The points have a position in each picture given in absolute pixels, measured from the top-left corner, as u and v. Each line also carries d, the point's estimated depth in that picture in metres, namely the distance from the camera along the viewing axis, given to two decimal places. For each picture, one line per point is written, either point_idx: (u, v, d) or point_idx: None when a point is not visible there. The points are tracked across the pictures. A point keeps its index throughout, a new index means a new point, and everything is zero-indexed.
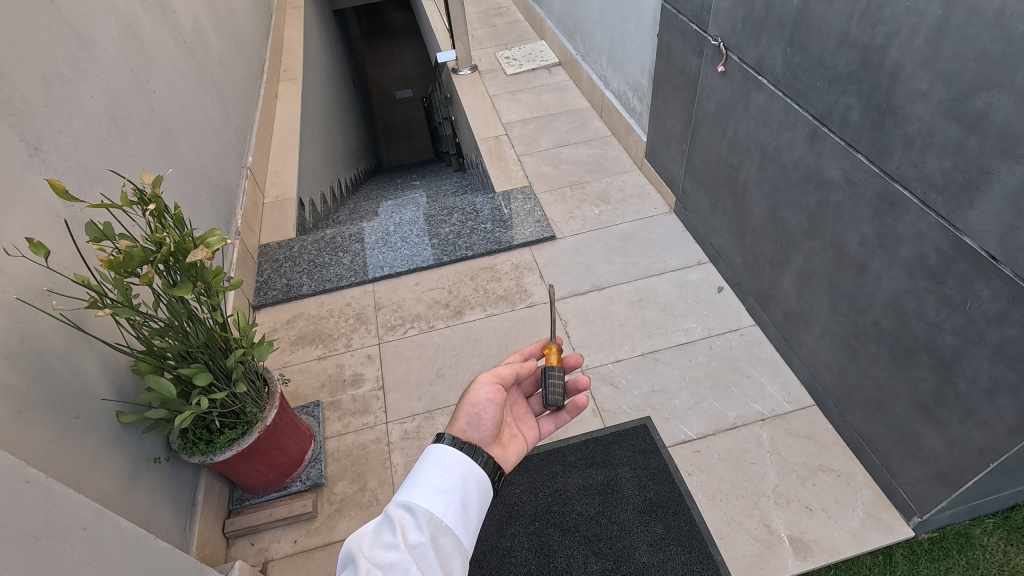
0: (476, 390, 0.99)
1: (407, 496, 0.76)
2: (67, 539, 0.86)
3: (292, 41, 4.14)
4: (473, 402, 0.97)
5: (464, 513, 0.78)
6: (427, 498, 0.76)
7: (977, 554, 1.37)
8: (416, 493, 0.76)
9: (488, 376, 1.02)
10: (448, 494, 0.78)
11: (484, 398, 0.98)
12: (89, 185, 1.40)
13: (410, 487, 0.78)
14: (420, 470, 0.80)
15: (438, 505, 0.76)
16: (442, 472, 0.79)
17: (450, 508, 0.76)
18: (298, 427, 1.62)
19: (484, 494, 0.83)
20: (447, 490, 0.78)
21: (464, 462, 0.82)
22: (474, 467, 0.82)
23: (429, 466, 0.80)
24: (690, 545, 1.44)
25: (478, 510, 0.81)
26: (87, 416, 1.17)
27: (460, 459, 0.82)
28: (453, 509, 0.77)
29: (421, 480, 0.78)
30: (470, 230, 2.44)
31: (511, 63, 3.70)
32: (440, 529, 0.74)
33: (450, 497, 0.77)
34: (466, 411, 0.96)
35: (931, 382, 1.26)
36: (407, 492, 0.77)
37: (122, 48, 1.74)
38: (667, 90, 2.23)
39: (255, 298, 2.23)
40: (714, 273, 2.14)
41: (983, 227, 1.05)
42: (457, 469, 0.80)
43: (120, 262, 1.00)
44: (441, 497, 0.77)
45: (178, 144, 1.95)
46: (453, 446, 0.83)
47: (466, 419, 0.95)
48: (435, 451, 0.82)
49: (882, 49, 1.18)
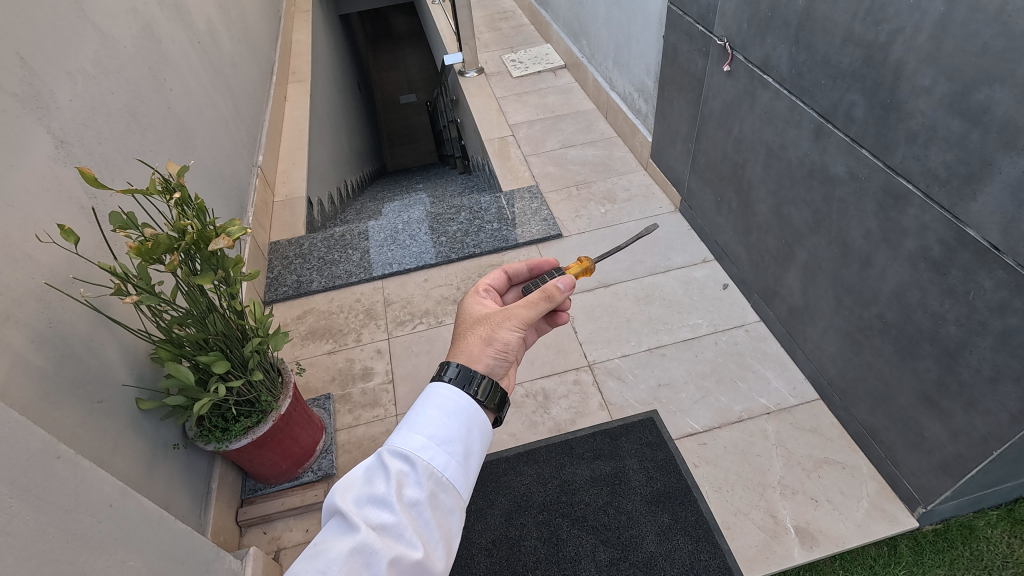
0: (505, 329, 0.94)
1: (405, 445, 0.75)
2: (95, 515, 0.89)
3: (300, 45, 4.19)
4: (502, 340, 0.93)
5: (464, 465, 0.77)
6: (425, 451, 0.75)
7: (980, 546, 1.39)
8: (413, 443, 0.75)
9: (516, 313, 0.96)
10: (448, 446, 0.77)
11: (512, 338, 0.95)
12: (111, 177, 1.43)
13: (408, 433, 0.77)
14: (419, 415, 0.79)
15: (437, 459, 0.75)
16: (443, 420, 0.78)
17: (450, 462, 0.76)
18: (310, 418, 1.64)
19: (484, 437, 0.82)
20: (447, 441, 0.77)
21: (464, 409, 0.81)
22: (475, 412, 0.82)
23: (430, 412, 0.79)
24: (697, 535, 1.45)
25: (479, 455, 0.81)
26: (109, 401, 1.20)
27: (460, 404, 0.81)
28: (454, 462, 0.76)
29: (420, 427, 0.77)
30: (477, 228, 2.47)
31: (517, 66, 3.75)
32: (438, 485, 0.74)
33: (451, 448, 0.77)
34: (492, 348, 0.92)
35: (935, 372, 1.28)
36: (404, 439, 0.76)
37: (141, 46, 1.78)
38: (673, 90, 2.27)
39: (266, 293, 2.26)
40: (719, 271, 2.17)
41: (986, 218, 1.07)
42: (458, 417, 0.80)
43: (148, 250, 1.03)
44: (441, 450, 0.76)
45: (192, 141, 1.99)
46: (454, 392, 0.82)
47: (493, 356, 0.92)
48: (437, 397, 0.81)
49: (885, 47, 1.21)
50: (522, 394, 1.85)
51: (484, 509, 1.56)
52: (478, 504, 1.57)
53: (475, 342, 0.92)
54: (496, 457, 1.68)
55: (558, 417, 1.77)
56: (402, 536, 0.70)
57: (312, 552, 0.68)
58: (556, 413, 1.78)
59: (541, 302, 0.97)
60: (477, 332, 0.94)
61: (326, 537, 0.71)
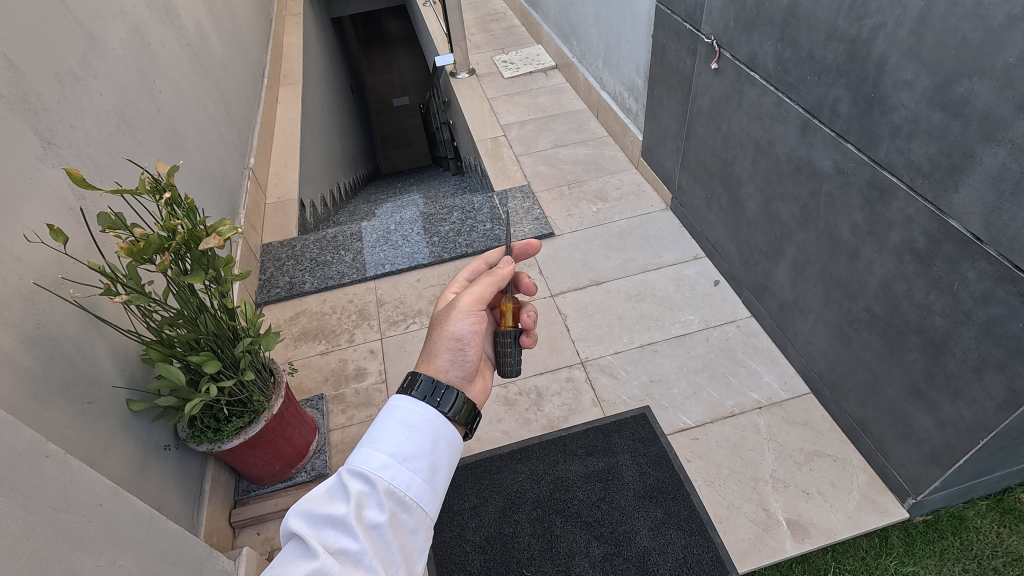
0: (455, 322, 0.95)
1: (365, 464, 0.73)
2: (85, 513, 0.89)
3: (291, 47, 4.19)
4: (455, 335, 0.95)
5: (430, 481, 0.76)
6: (386, 469, 0.73)
7: (970, 536, 1.41)
8: (374, 461, 0.74)
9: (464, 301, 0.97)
10: (411, 463, 0.75)
11: (465, 328, 0.95)
12: (100, 178, 1.44)
13: (368, 450, 0.75)
14: (380, 429, 0.77)
15: (399, 477, 0.73)
16: (407, 435, 0.77)
17: (414, 479, 0.74)
18: (303, 418, 1.64)
19: (453, 451, 0.81)
20: (410, 458, 0.75)
21: (430, 424, 0.79)
22: (444, 427, 0.80)
23: (391, 426, 0.77)
24: (690, 529, 1.46)
25: (446, 469, 0.79)
26: (99, 403, 1.20)
27: (426, 418, 0.79)
28: (418, 479, 0.75)
29: (382, 443, 0.76)
30: (470, 228, 2.48)
31: (508, 66, 3.77)
32: (400, 505, 0.73)
33: (415, 465, 0.75)
34: (448, 346, 0.94)
35: (922, 363, 1.29)
36: (364, 456, 0.74)
37: (130, 48, 1.78)
38: (662, 88, 2.28)
39: (258, 295, 2.26)
40: (710, 267, 2.18)
41: (967, 209, 1.09)
42: (423, 432, 0.78)
43: (137, 249, 1.02)
44: (405, 468, 0.74)
45: (181, 142, 1.98)
46: (419, 405, 0.80)
47: (449, 354, 0.94)
48: (400, 410, 0.79)
49: (868, 42, 1.23)
50: (515, 392, 1.85)
51: (477, 507, 1.56)
52: (472, 502, 1.58)
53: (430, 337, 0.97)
54: (491, 454, 1.68)
55: (551, 414, 1.78)
56: (361, 561, 0.68)
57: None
58: (549, 410, 1.79)
59: (484, 280, 1.00)
60: (433, 325, 0.97)
61: (281, 561, 0.69)
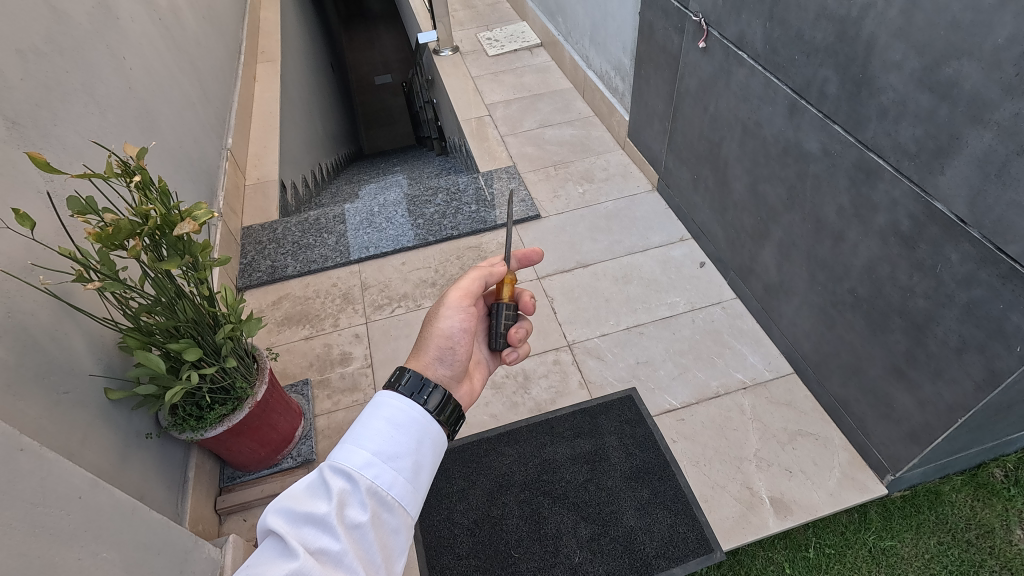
0: (444, 318, 0.98)
1: (348, 462, 0.72)
2: (64, 506, 0.87)
3: (269, 23, 4.06)
4: (444, 330, 0.97)
5: (413, 480, 0.75)
6: (368, 468, 0.72)
7: (946, 510, 1.45)
8: (357, 459, 0.72)
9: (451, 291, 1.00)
10: (395, 462, 0.74)
11: (454, 325, 0.98)
12: (69, 159, 1.38)
13: (352, 447, 0.73)
14: (366, 426, 0.76)
15: (382, 476, 0.72)
16: (391, 434, 0.76)
17: (397, 479, 0.73)
18: (288, 404, 1.62)
19: (438, 449, 0.80)
20: (394, 457, 0.74)
21: (415, 422, 0.78)
22: (429, 427, 0.79)
23: (377, 423, 0.76)
24: (675, 509, 1.49)
25: (430, 467, 0.78)
26: (76, 392, 1.16)
27: (412, 417, 0.78)
28: (402, 478, 0.74)
29: (366, 441, 0.74)
30: (455, 210, 2.45)
31: (492, 44, 3.69)
32: (382, 505, 0.72)
33: (398, 465, 0.74)
34: (437, 342, 0.97)
35: (904, 345, 1.31)
36: (347, 454, 0.73)
37: (97, 22, 1.70)
38: (650, 68, 2.25)
39: (239, 280, 2.21)
40: (697, 249, 2.18)
41: (952, 191, 1.09)
42: (407, 431, 0.77)
43: (108, 235, 0.98)
44: (388, 467, 0.73)
45: (154, 121, 1.91)
46: (405, 403, 0.79)
47: (437, 351, 0.96)
48: (385, 408, 0.78)
49: (858, 22, 1.21)
50: (502, 375, 1.85)
51: (466, 490, 1.57)
52: (461, 485, 1.58)
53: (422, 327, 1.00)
54: (478, 438, 1.68)
55: (538, 396, 1.78)
56: (342, 562, 0.67)
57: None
58: (536, 393, 1.79)
59: (468, 276, 1.04)
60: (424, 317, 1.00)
61: (259, 559, 0.68)
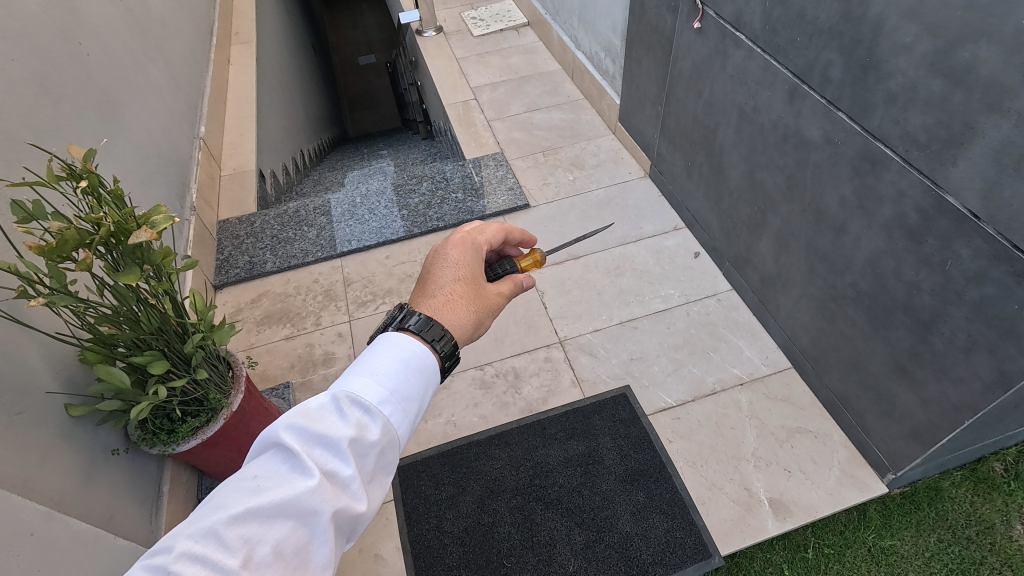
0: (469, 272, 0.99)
1: (365, 394, 0.72)
2: (12, 547, 0.80)
3: (243, 3, 3.89)
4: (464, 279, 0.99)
5: (415, 423, 0.77)
6: (385, 405, 0.73)
7: (946, 506, 1.41)
8: (373, 393, 0.73)
9: (454, 237, 1.01)
10: (406, 403, 0.75)
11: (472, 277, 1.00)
12: (18, 157, 1.27)
13: (368, 380, 0.73)
14: (381, 360, 0.76)
15: (395, 415, 0.73)
16: (406, 374, 0.76)
17: (406, 420, 0.75)
18: (268, 411, 1.54)
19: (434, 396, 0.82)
20: (406, 398, 0.75)
21: (426, 367, 0.79)
22: (436, 375, 0.81)
23: (391, 361, 0.77)
24: (671, 512, 1.44)
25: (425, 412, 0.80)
26: (32, 412, 1.08)
27: (421, 358, 0.79)
28: (409, 420, 0.75)
29: (381, 376, 0.75)
30: (441, 200, 2.36)
31: (478, 24, 3.55)
32: (390, 440, 0.73)
33: (408, 406, 0.75)
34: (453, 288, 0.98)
35: (908, 342, 1.26)
36: (364, 386, 0.73)
37: (48, 5, 1.57)
38: (641, 49, 2.15)
39: (216, 277, 2.11)
40: (691, 238, 2.11)
41: (965, 184, 1.03)
42: (419, 373, 0.78)
43: (51, 247, 0.89)
44: (401, 406, 0.74)
45: (117, 111, 1.80)
46: (418, 345, 0.80)
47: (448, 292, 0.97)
48: (401, 347, 0.78)
49: (865, 1, 1.13)
50: (492, 374, 1.78)
51: (455, 496, 1.52)
52: (450, 491, 1.53)
53: (424, 283, 0.96)
54: (468, 441, 1.63)
55: (530, 396, 1.72)
56: (348, 487, 0.68)
57: (254, 488, 0.64)
58: (527, 392, 1.73)
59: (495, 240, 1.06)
60: (425, 272, 0.98)
61: (265, 470, 0.67)
